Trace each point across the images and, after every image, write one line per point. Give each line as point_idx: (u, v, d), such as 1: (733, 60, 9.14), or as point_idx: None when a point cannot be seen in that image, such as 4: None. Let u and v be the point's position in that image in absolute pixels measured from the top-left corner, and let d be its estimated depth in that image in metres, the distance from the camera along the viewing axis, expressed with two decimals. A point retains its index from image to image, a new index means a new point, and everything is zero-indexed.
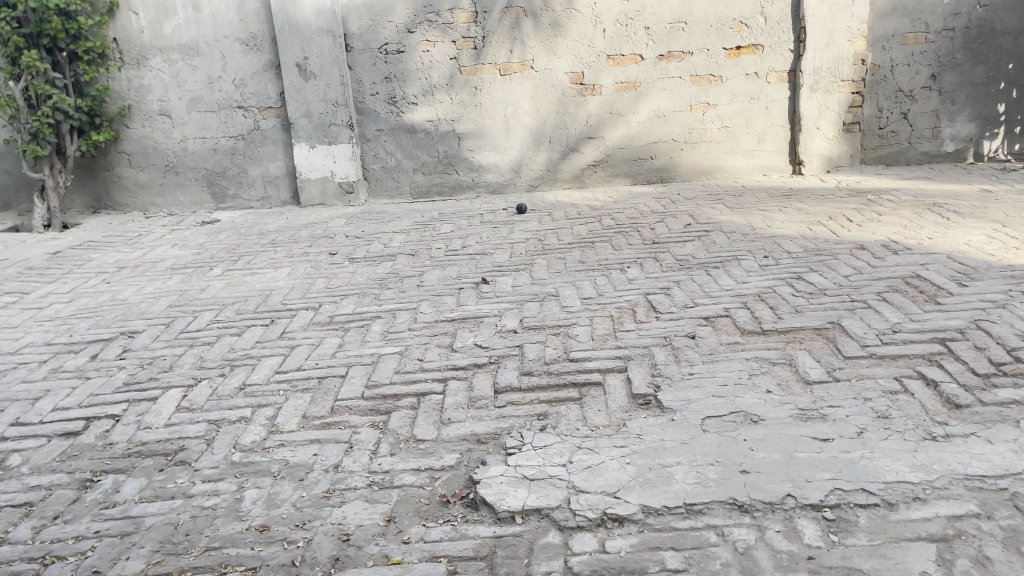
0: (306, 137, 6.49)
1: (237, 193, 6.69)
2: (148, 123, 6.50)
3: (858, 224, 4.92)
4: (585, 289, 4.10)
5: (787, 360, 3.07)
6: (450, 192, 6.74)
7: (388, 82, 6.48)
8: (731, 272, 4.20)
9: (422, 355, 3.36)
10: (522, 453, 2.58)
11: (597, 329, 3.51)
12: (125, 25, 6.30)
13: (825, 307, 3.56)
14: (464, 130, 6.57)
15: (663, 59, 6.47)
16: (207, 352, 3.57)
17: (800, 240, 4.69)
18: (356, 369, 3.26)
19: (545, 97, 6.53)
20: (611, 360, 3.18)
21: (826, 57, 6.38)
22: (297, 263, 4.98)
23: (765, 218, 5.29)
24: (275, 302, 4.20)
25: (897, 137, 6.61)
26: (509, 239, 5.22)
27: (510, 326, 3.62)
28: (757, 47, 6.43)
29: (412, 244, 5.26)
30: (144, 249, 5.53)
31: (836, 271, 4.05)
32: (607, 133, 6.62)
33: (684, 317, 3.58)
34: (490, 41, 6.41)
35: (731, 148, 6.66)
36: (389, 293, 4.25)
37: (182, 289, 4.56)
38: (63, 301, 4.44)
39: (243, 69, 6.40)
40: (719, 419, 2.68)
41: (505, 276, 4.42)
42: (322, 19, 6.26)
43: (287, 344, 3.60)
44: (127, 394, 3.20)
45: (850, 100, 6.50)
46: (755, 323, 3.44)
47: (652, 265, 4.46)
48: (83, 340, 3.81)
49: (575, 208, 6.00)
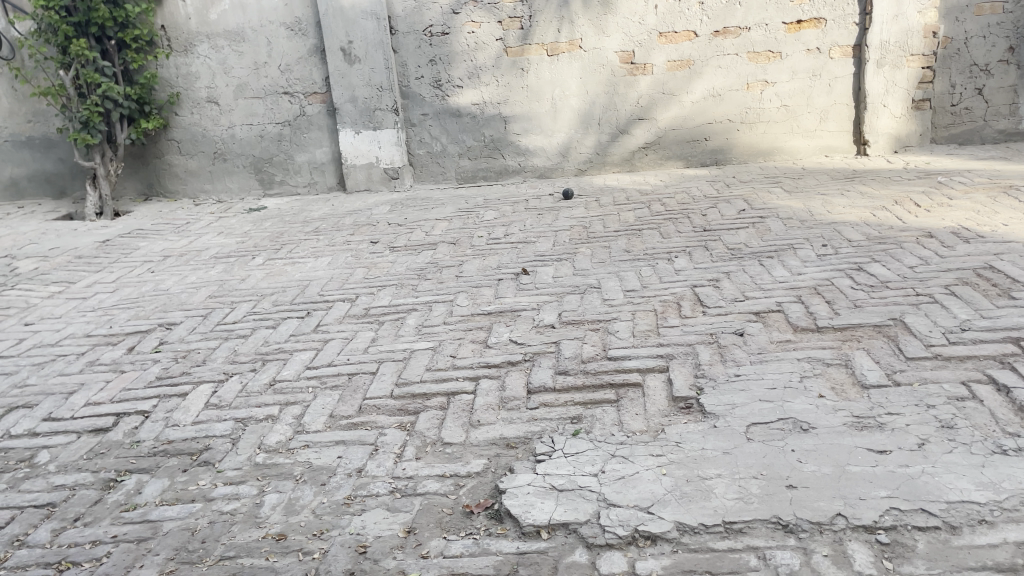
0: (351, 122, 6.42)
1: (284, 179, 6.67)
2: (196, 110, 6.51)
3: (927, 210, 4.60)
4: (629, 281, 3.92)
5: (843, 360, 2.86)
6: (497, 176, 6.60)
7: (434, 65, 6.36)
8: (786, 262, 3.97)
9: (455, 351, 3.25)
10: (553, 460, 2.44)
11: (639, 324, 3.34)
12: (172, 12, 6.31)
13: (887, 301, 3.32)
14: (511, 113, 6.42)
15: (718, 35, 6.18)
16: (241, 346, 3.52)
17: (863, 227, 4.41)
18: (387, 365, 3.16)
19: (595, 77, 6.32)
20: (652, 360, 3.01)
21: (894, 30, 5.99)
22: (338, 251, 4.92)
23: (825, 202, 5.01)
24: (312, 293, 4.14)
25: (972, 115, 6.18)
26: (554, 227, 5.06)
27: (547, 321, 3.48)
28: (819, 21, 6.09)
29: (455, 232, 5.15)
30: (191, 237, 5.54)
31: (900, 262, 3.78)
32: (659, 114, 6.38)
33: (732, 312, 3.38)
34: (537, 20, 6.21)
35: (791, 128, 6.35)
36: (428, 284, 4.15)
37: (222, 279, 4.54)
38: (107, 291, 4.46)
39: (289, 54, 6.35)
40: (766, 426, 2.50)
41: (547, 266, 4.28)
42: (366, 1, 6.16)
43: (320, 338, 3.53)
44: (158, 388, 3.17)
45: (921, 75, 6.10)
46: (809, 319, 3.23)
47: (702, 254, 4.25)
48: (121, 332, 3.81)
49: (623, 193, 5.80)
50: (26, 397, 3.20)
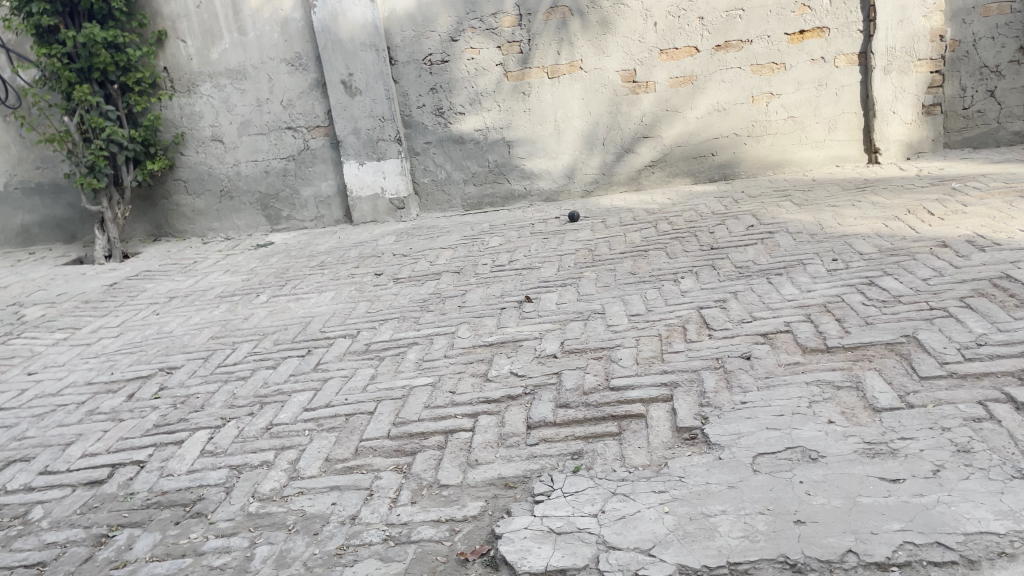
0: (355, 154, 6.41)
1: (291, 214, 6.66)
2: (201, 149, 6.53)
3: (941, 218, 4.47)
4: (634, 305, 3.83)
5: (854, 383, 2.74)
6: (503, 202, 6.55)
7: (435, 93, 6.34)
8: (795, 279, 3.86)
9: (455, 386, 3.17)
10: (551, 501, 2.34)
11: (642, 351, 3.24)
12: (174, 53, 6.34)
13: (900, 317, 3.20)
14: (514, 137, 6.37)
15: (720, 49, 6.11)
16: (239, 388, 3.47)
17: (875, 238, 4.29)
18: (385, 405, 3.09)
19: (597, 97, 6.27)
20: (655, 389, 2.90)
21: (900, 35, 5.88)
22: (342, 285, 4.88)
23: (836, 214, 4.89)
24: (314, 330, 4.09)
25: (984, 117, 6.04)
26: (559, 251, 4.99)
27: (549, 351, 3.39)
28: (822, 30, 6.00)
29: (459, 260, 5.09)
30: (197, 277, 5.53)
31: (913, 274, 3.65)
32: (664, 131, 6.30)
33: (739, 334, 3.27)
34: (537, 44, 6.18)
35: (799, 139, 6.24)
36: (430, 316, 4.09)
37: (225, 319, 4.51)
38: (112, 336, 4.45)
39: (290, 89, 6.36)
40: (773, 456, 2.38)
41: (551, 292, 4.20)
42: (364, 33, 6.16)
43: (319, 378, 3.46)
44: (155, 437, 3.12)
45: (929, 80, 5.98)
46: (818, 339, 3.11)
47: (709, 274, 4.15)
48: (122, 378, 3.78)
49: (630, 213, 5.71)
50: (24, 450, 3.16)
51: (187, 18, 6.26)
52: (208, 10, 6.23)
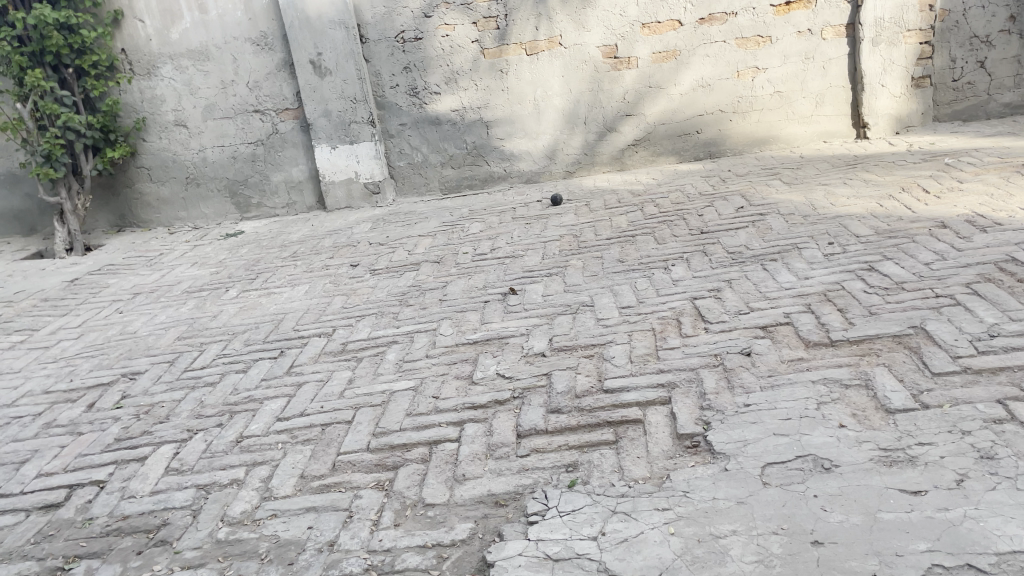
0: (326, 137, 6.15)
1: (261, 201, 6.40)
2: (165, 135, 6.23)
3: (937, 196, 4.32)
4: (624, 296, 3.65)
5: (863, 380, 2.58)
6: (482, 184, 6.33)
7: (409, 72, 6.08)
8: (791, 265, 3.69)
9: (438, 391, 2.97)
10: (546, 522, 2.16)
11: (636, 348, 3.06)
12: (132, 34, 6.01)
13: (905, 306, 3.03)
14: (492, 117, 6.14)
15: (704, 22, 5.89)
16: (207, 396, 3.25)
17: (871, 219, 4.14)
18: (364, 413, 2.89)
19: (577, 74, 6.04)
20: (652, 391, 2.73)
21: (889, 6, 5.69)
22: (316, 278, 4.65)
23: (828, 193, 4.73)
24: (287, 329, 3.87)
25: (975, 89, 5.89)
26: (542, 237, 4.80)
27: (537, 349, 3.20)
28: (808, 1, 5.80)
29: (439, 249, 4.88)
30: (163, 271, 5.27)
31: (914, 258, 3.50)
32: (647, 109, 6.09)
33: (737, 328, 3.10)
34: (514, 19, 5.93)
35: (786, 114, 6.06)
36: (409, 311, 3.89)
37: (193, 317, 4.27)
38: (72, 338, 4.19)
39: (256, 70, 6.07)
40: (783, 466, 2.22)
41: (536, 284, 4.01)
42: (333, 10, 5.87)
43: (293, 383, 3.25)
44: (116, 453, 2.89)
45: (919, 51, 5.80)
46: (821, 332, 2.95)
47: (700, 260, 3.98)
48: (82, 386, 3.54)
49: (615, 195, 5.53)
50: None
51: None
52: None
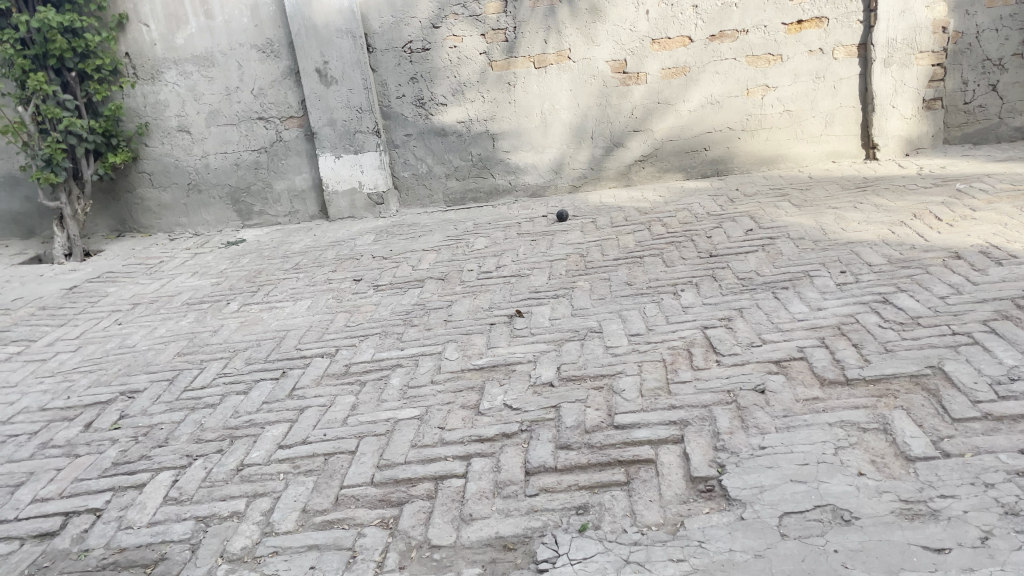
0: (330, 147, 6.08)
1: (263, 209, 6.34)
2: (167, 140, 6.16)
3: (949, 224, 4.27)
4: (633, 323, 3.59)
5: (880, 424, 2.52)
6: (487, 197, 6.27)
7: (415, 83, 6.02)
8: (803, 295, 3.63)
9: (444, 421, 2.90)
10: (557, 570, 2.09)
11: (647, 381, 3.00)
12: (136, 38, 5.94)
13: (922, 344, 2.98)
14: (499, 130, 6.08)
15: (714, 39, 5.84)
16: (207, 419, 3.18)
17: (883, 247, 4.08)
18: (368, 442, 2.82)
19: (585, 89, 5.99)
20: (664, 428, 2.66)
21: (902, 27, 5.65)
22: (319, 293, 4.58)
23: (838, 217, 4.68)
24: (289, 347, 3.81)
25: (986, 112, 5.84)
26: (549, 255, 4.74)
27: (545, 378, 3.13)
28: (821, 20, 5.75)
29: (443, 265, 4.81)
30: (163, 280, 5.20)
31: (929, 291, 3.44)
32: (655, 124, 6.04)
33: (750, 362, 3.04)
34: (523, 31, 5.87)
35: (795, 133, 6.01)
36: (414, 332, 3.82)
37: (193, 331, 4.20)
38: (69, 351, 4.12)
39: (261, 77, 6.01)
40: (801, 517, 2.15)
41: (542, 306, 3.95)
42: (340, 19, 5.81)
43: (295, 407, 3.18)
44: (113, 478, 2.82)
45: (931, 73, 5.75)
46: (836, 369, 2.89)
47: (710, 285, 3.92)
48: (79, 404, 3.46)
49: (621, 212, 5.48)
50: None
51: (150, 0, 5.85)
52: None
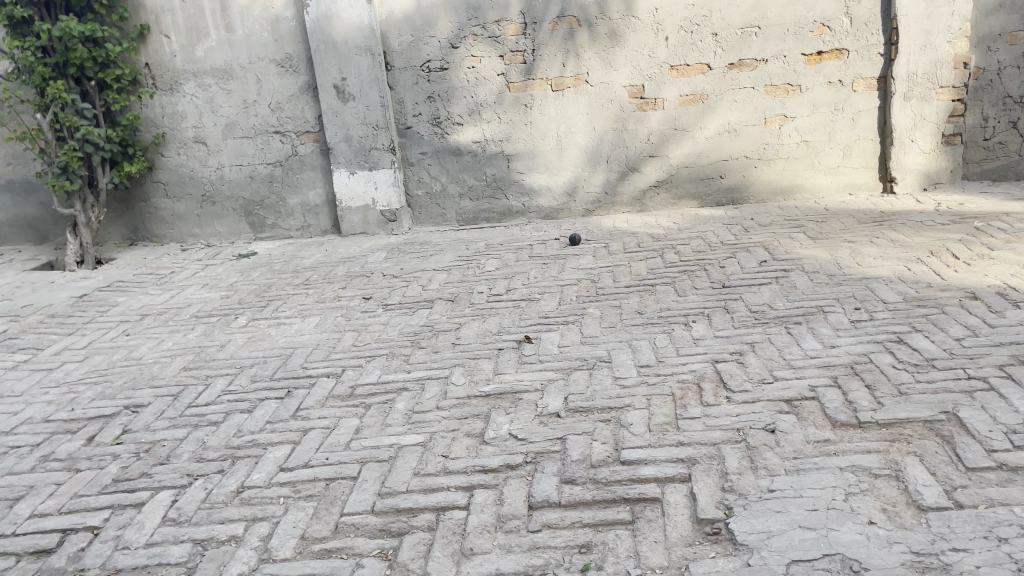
0: (345, 162, 6.09)
1: (276, 222, 6.34)
2: (183, 151, 6.19)
3: (967, 263, 4.22)
4: (643, 354, 3.54)
5: (893, 471, 2.47)
6: (499, 218, 6.25)
7: (432, 102, 6.02)
8: (817, 331, 3.58)
9: (448, 449, 2.86)
10: None
11: (655, 415, 2.96)
12: (157, 49, 5.98)
13: (936, 388, 2.92)
14: (514, 151, 6.08)
15: (733, 67, 5.82)
16: (210, 437, 3.15)
17: (899, 284, 4.03)
18: (370, 469, 2.78)
19: (602, 113, 5.98)
20: (671, 466, 2.62)
21: (923, 61, 5.62)
22: (328, 310, 4.57)
23: (854, 252, 4.63)
24: (295, 365, 3.78)
25: (1006, 149, 5.78)
26: (559, 280, 4.71)
27: (552, 409, 3.09)
28: (841, 52, 5.72)
29: (453, 286, 4.79)
30: (173, 291, 5.19)
31: (945, 332, 3.39)
32: (671, 151, 6.02)
33: (761, 400, 2.99)
34: (542, 54, 5.87)
35: (812, 164, 5.97)
36: (421, 354, 3.79)
37: (200, 345, 4.18)
38: (76, 361, 4.11)
39: (279, 92, 6.03)
40: (809, 566, 2.10)
41: (551, 332, 3.91)
42: (360, 36, 5.83)
43: (298, 428, 3.15)
44: (113, 496, 2.79)
45: (951, 108, 5.71)
46: (848, 411, 2.84)
47: (722, 318, 3.88)
48: (82, 417, 3.45)
49: (634, 238, 5.44)
50: None
51: (171, 12, 5.90)
52: (194, 5, 5.88)
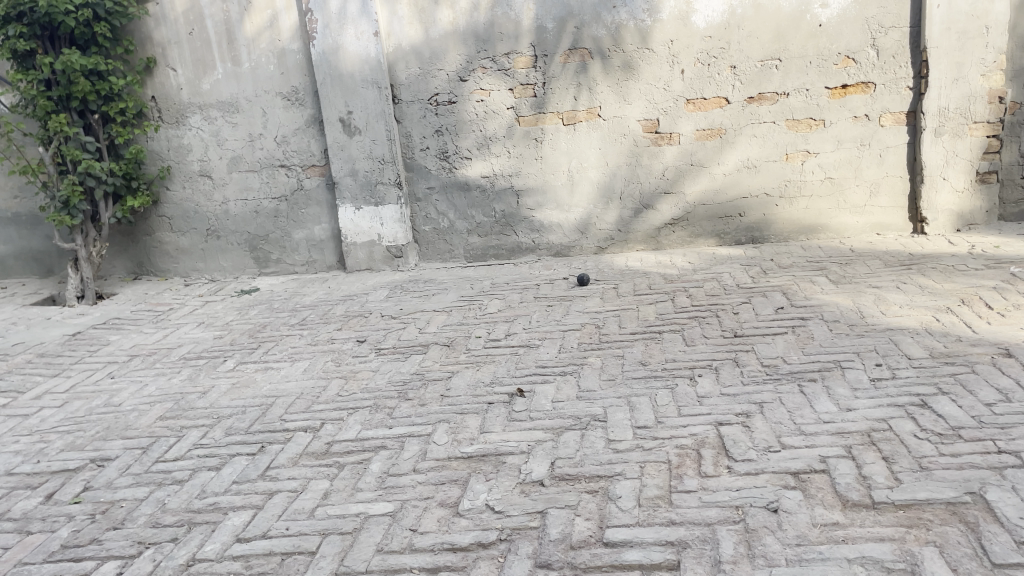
0: (351, 197, 5.93)
1: (281, 257, 6.20)
2: (189, 184, 6.10)
3: (1001, 314, 3.89)
4: (642, 413, 3.27)
5: (907, 565, 2.17)
6: (509, 255, 6.04)
7: (440, 135, 5.86)
8: (832, 390, 3.29)
9: (417, 522, 2.62)
10: None
11: (647, 487, 2.69)
12: (163, 81, 5.91)
13: (961, 464, 2.62)
14: (524, 186, 5.88)
15: (753, 101, 5.58)
16: (170, 498, 2.95)
17: (926, 337, 3.72)
18: (332, 542, 2.55)
19: (616, 147, 5.76)
20: (658, 551, 2.35)
21: (954, 95, 5.32)
22: (319, 354, 4.37)
23: (879, 299, 4.33)
24: (274, 417, 3.58)
25: None
26: (563, 324, 4.47)
27: (536, 476, 2.84)
28: (867, 85, 5.45)
29: (451, 329, 4.57)
30: (167, 330, 5.04)
31: (975, 396, 3.08)
32: (687, 187, 5.78)
33: (764, 472, 2.71)
34: (553, 87, 5.68)
35: (837, 203, 5.69)
36: (406, 407, 3.56)
37: (182, 392, 4.00)
38: (54, 406, 3.95)
39: (285, 125, 5.91)
40: None
41: (547, 385, 3.67)
42: (366, 69, 5.69)
43: (265, 490, 2.94)
44: (57, 565, 2.59)
45: (986, 145, 5.40)
46: (861, 488, 2.55)
47: (731, 372, 3.61)
48: (46, 470, 3.27)
49: (646, 279, 5.19)
50: None
51: (178, 45, 5.82)
52: (200, 38, 5.79)
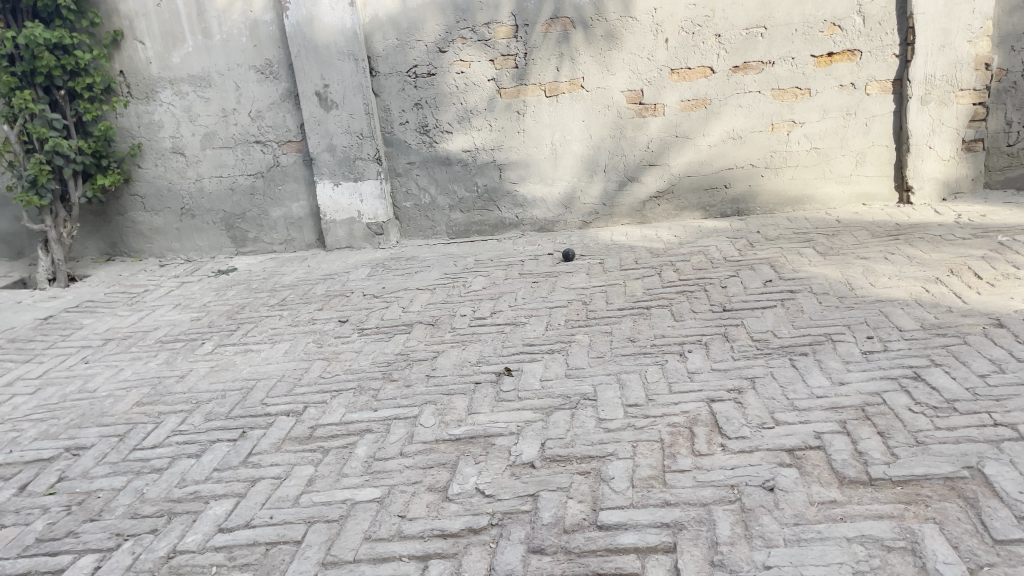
0: (329, 173, 5.80)
1: (258, 236, 6.06)
2: (161, 162, 5.93)
3: (990, 283, 3.86)
4: (632, 391, 3.21)
5: (908, 543, 2.12)
6: (492, 230, 5.94)
7: (420, 109, 5.72)
8: (824, 364, 3.24)
9: (405, 508, 2.55)
10: None
11: (640, 468, 2.63)
12: (131, 55, 5.71)
13: (958, 437, 2.58)
14: (506, 160, 5.77)
15: (738, 70, 5.49)
16: (149, 487, 2.85)
17: (916, 308, 3.68)
18: (317, 531, 2.47)
19: (599, 119, 5.66)
20: (654, 533, 2.29)
21: (941, 62, 5.26)
22: (300, 335, 4.26)
23: (867, 270, 4.28)
24: (255, 401, 3.48)
25: None
26: (548, 301, 4.39)
27: (527, 457, 2.78)
28: (853, 53, 5.37)
29: (435, 308, 4.48)
30: (143, 313, 4.91)
31: (968, 367, 3.04)
32: (671, 159, 5.70)
33: (758, 450, 2.66)
34: (534, 58, 5.56)
35: (823, 173, 5.63)
36: (392, 388, 3.48)
37: (159, 376, 3.89)
38: (26, 394, 3.82)
39: (259, 100, 5.75)
40: None
41: (535, 363, 3.60)
42: (341, 40, 5.52)
43: (248, 477, 2.85)
44: (32, 560, 2.50)
45: (972, 112, 5.36)
46: (858, 465, 2.50)
47: (721, 347, 3.55)
48: (19, 460, 3.16)
49: (632, 253, 5.12)
50: None
51: (145, 17, 5.62)
52: (169, 10, 5.60)
